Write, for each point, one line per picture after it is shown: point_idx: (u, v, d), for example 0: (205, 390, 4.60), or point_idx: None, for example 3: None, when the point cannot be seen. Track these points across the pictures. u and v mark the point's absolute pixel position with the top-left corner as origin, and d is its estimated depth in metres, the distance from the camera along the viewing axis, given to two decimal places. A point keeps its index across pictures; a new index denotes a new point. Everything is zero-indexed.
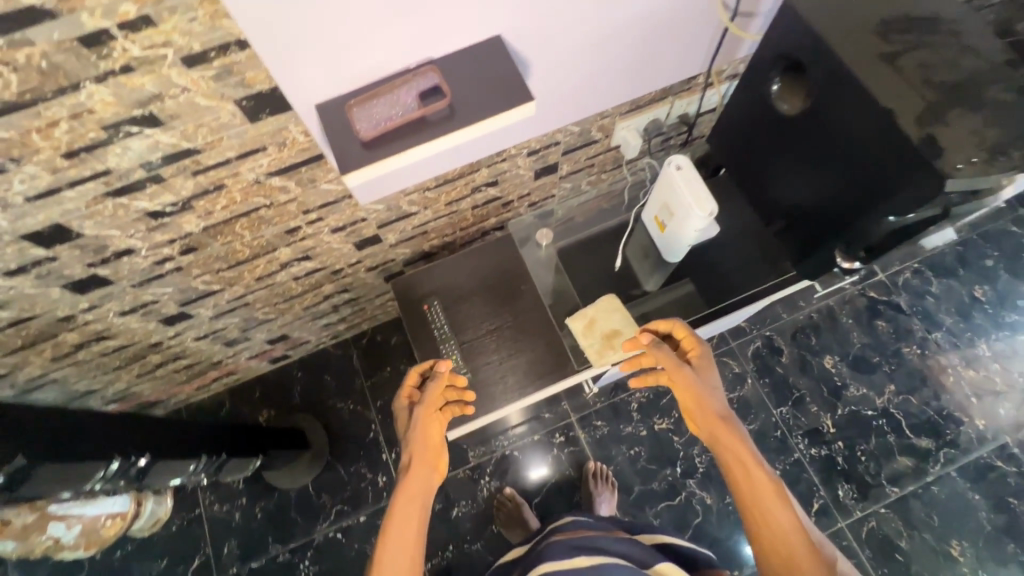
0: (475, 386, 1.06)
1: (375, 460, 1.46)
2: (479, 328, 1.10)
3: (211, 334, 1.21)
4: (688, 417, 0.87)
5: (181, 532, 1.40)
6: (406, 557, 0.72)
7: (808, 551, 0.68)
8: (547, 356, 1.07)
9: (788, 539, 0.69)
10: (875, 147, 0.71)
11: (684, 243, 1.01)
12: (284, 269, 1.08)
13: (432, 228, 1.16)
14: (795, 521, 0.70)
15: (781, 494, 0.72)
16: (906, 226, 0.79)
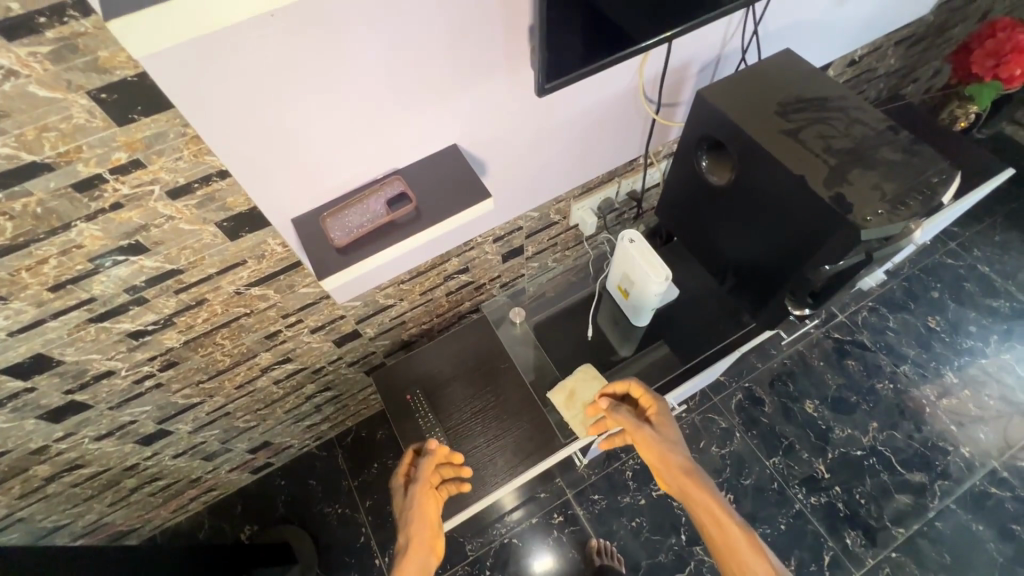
0: None
1: (368, 568, 1.38)
2: (464, 411, 1.11)
3: (190, 450, 1.18)
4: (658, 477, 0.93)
5: None
6: None
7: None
8: (534, 432, 1.08)
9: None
10: (799, 207, 0.80)
11: (648, 307, 1.08)
12: (265, 373, 1.09)
13: (410, 317, 1.20)
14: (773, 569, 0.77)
15: (754, 542, 0.79)
16: (841, 271, 0.87)
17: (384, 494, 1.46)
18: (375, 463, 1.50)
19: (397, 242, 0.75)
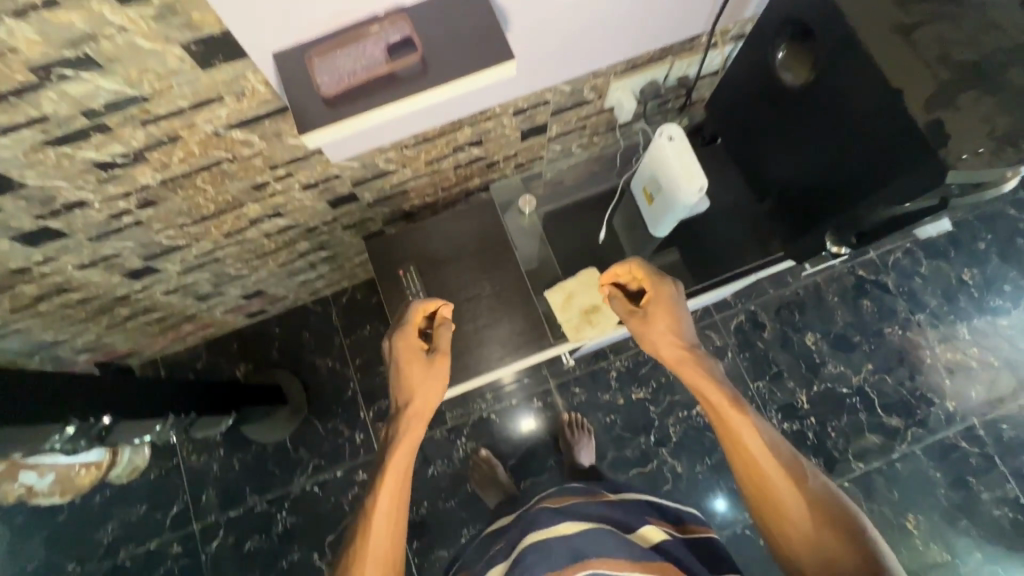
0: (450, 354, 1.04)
1: (353, 417, 1.46)
2: (456, 295, 1.06)
3: (181, 289, 1.17)
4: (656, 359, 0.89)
5: (160, 480, 1.42)
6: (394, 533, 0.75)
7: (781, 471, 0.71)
8: (526, 327, 1.05)
9: (759, 461, 0.72)
10: (894, 128, 0.66)
11: (670, 219, 0.97)
12: (254, 225, 1.03)
13: (413, 187, 1.11)
14: (764, 444, 0.73)
15: (748, 421, 0.75)
16: (903, 215, 0.77)
17: (374, 357, 1.50)
18: (367, 325, 1.52)
19: (396, 101, 0.64)
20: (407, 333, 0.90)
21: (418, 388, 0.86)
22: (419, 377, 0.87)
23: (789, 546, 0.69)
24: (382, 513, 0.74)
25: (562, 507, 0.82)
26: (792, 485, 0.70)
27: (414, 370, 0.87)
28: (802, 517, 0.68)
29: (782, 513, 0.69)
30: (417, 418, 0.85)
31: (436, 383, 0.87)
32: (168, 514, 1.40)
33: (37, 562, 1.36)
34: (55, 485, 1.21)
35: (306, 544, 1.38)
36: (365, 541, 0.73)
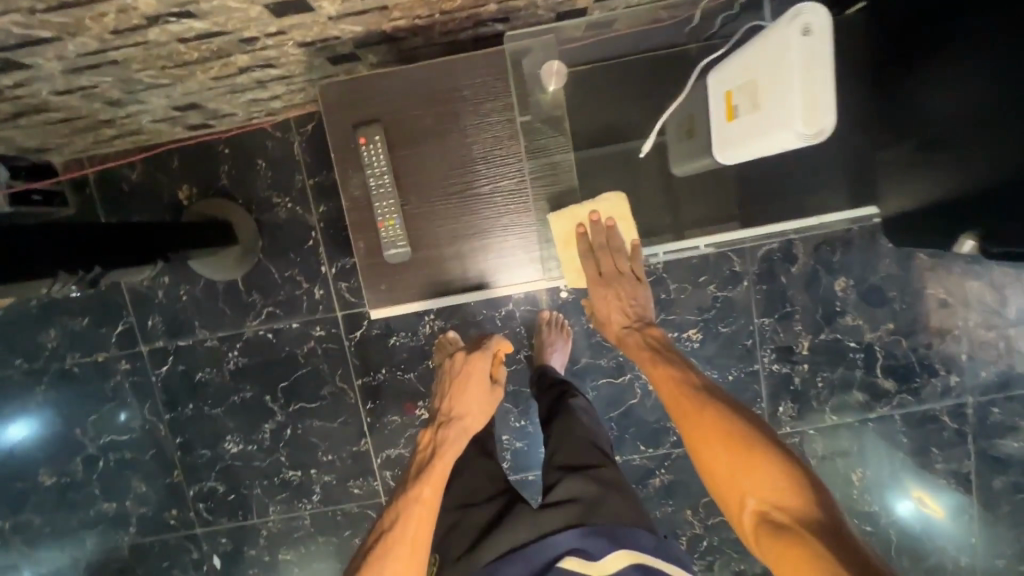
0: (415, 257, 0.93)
1: (312, 270, 1.30)
2: (429, 184, 0.91)
3: (78, 90, 0.88)
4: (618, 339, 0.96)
5: (103, 295, 1.32)
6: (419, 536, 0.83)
7: (710, 406, 0.76)
8: (505, 236, 0.94)
9: (689, 402, 0.78)
10: None
11: (737, 153, 0.64)
12: (157, 27, 0.71)
13: (396, 4, 0.76)
14: (693, 389, 0.79)
15: (682, 376, 0.82)
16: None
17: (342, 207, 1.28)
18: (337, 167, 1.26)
19: None
20: (484, 363, 1.04)
21: (472, 406, 1.01)
22: (475, 396, 1.01)
23: (717, 466, 0.70)
24: (425, 502, 0.86)
25: None
26: (719, 413, 0.74)
27: (471, 389, 1.01)
28: (725, 432, 0.71)
29: (704, 436, 0.73)
30: (464, 432, 0.98)
31: (487, 409, 1.02)
32: (114, 330, 1.34)
33: None
34: None
35: (258, 384, 1.35)
36: (403, 523, 0.83)
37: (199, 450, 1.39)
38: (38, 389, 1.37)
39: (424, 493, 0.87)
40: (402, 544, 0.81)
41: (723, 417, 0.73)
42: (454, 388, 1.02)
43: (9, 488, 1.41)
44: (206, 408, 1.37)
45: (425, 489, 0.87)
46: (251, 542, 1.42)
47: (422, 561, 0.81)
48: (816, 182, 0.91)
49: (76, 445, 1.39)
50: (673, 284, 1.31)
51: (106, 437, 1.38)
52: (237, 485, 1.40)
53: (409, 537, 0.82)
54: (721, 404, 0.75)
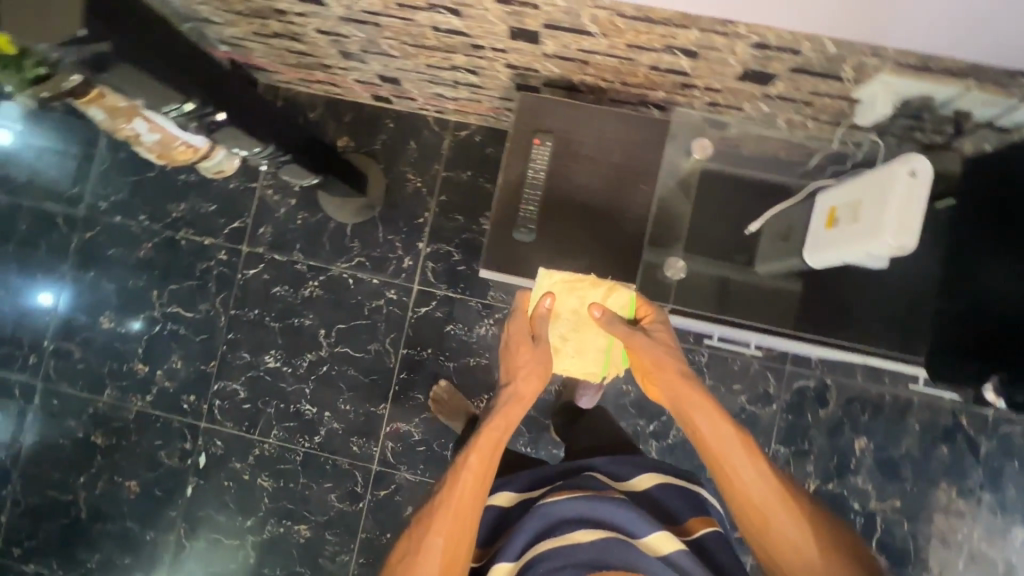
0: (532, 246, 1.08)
1: (412, 243, 1.48)
2: (570, 196, 1.08)
3: (333, 35, 1.13)
4: (650, 376, 0.94)
5: (235, 193, 1.52)
6: (467, 507, 0.82)
7: (773, 493, 0.78)
8: (614, 260, 1.08)
9: (754, 489, 0.78)
10: None
11: (828, 254, 0.79)
12: (429, 12, 0.95)
13: (597, 62, 1.00)
14: (758, 464, 0.80)
15: (745, 449, 0.81)
16: None
17: (458, 203, 1.48)
18: (470, 171, 1.48)
19: None
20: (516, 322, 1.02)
21: (524, 371, 0.98)
22: (530, 363, 0.98)
23: (778, 552, 0.76)
24: (474, 470, 0.84)
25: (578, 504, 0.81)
26: (782, 504, 0.78)
27: (519, 355, 0.99)
28: (790, 527, 0.76)
29: (770, 527, 0.77)
30: (517, 400, 0.95)
31: (542, 372, 0.98)
32: (229, 225, 1.52)
33: (122, 196, 1.55)
34: (155, 146, 1.26)
35: (320, 317, 1.49)
36: (451, 494, 0.82)
37: (242, 353, 1.50)
38: (143, 246, 1.54)
39: (471, 461, 0.85)
40: (449, 512, 0.81)
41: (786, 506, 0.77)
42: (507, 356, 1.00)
43: (71, 318, 1.54)
44: (267, 319, 1.50)
45: (472, 456, 0.86)
46: (240, 456, 1.48)
47: (470, 524, 0.81)
48: (884, 322, 1.03)
49: (145, 304, 1.53)
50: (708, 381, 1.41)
51: (173, 308, 1.52)
52: (257, 397, 1.49)
53: (456, 509, 0.81)
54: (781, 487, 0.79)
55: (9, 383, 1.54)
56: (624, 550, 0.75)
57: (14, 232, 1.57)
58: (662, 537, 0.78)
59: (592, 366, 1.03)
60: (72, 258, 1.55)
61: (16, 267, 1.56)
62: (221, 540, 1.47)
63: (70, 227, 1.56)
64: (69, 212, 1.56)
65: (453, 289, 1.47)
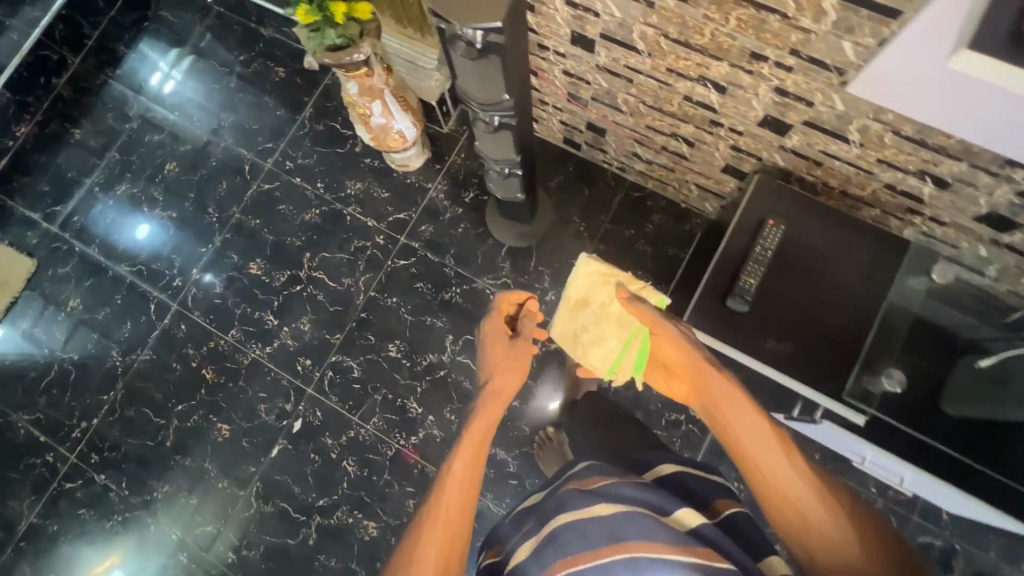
0: (739, 325, 0.95)
1: (559, 279, 1.52)
2: (791, 291, 0.94)
3: (575, 78, 1.23)
4: (677, 373, 0.94)
5: (409, 188, 1.62)
6: (459, 504, 0.86)
7: (811, 489, 0.73)
8: (818, 375, 0.92)
9: (790, 485, 0.74)
10: None
11: None
12: (693, 82, 1.03)
13: (831, 166, 1.04)
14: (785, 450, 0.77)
15: (776, 444, 0.78)
16: None
17: (613, 256, 1.52)
18: (632, 229, 1.53)
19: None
20: (494, 320, 1.14)
21: (501, 368, 1.09)
22: (509, 358, 1.10)
23: (812, 537, 0.70)
24: (460, 470, 0.90)
25: (597, 487, 0.84)
26: (822, 502, 0.72)
27: (501, 344, 1.12)
28: (833, 526, 0.70)
29: (810, 527, 0.71)
30: (497, 394, 1.06)
31: (517, 367, 1.10)
32: (395, 214, 1.61)
33: (309, 162, 1.67)
34: (376, 129, 1.35)
35: (452, 322, 1.52)
36: (439, 501, 0.86)
37: (367, 334, 1.53)
38: (311, 210, 1.63)
39: (454, 466, 0.90)
40: (439, 517, 0.84)
41: (829, 506, 0.72)
42: (486, 347, 1.13)
43: (224, 255, 1.62)
44: (401, 309, 1.54)
45: (456, 463, 0.91)
46: (334, 433, 1.48)
47: (465, 523, 0.84)
48: None
49: (295, 262, 1.60)
50: None
51: (319, 273, 1.58)
52: (368, 380, 1.50)
53: (446, 514, 0.84)
54: (822, 486, 0.74)
55: (146, 298, 1.61)
56: (633, 514, 0.76)
57: (203, 165, 1.70)
58: (687, 513, 0.82)
59: (601, 361, 1.29)
60: (244, 203, 1.66)
61: (194, 196, 1.68)
62: (289, 510, 1.44)
63: (253, 175, 1.68)
64: (256, 162, 1.68)
65: None
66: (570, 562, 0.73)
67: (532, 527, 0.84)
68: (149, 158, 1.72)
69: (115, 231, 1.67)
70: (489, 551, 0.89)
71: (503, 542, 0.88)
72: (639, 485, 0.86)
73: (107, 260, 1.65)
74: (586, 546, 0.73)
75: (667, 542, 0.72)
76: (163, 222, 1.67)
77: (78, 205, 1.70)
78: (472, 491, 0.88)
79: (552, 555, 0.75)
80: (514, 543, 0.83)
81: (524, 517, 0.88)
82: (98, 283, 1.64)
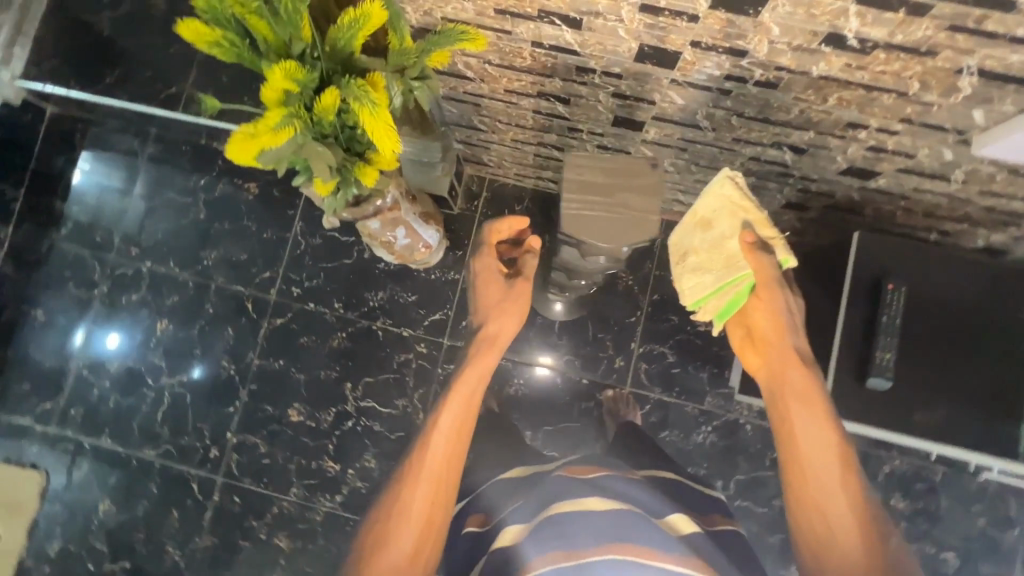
0: (885, 399, 0.90)
1: (622, 342, 1.43)
2: (923, 350, 0.91)
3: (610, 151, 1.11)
4: (757, 346, 0.90)
5: (436, 284, 1.48)
6: (443, 461, 0.82)
7: (853, 519, 0.74)
8: (974, 430, 0.90)
9: (836, 505, 0.75)
10: None
11: None
12: (766, 147, 0.92)
13: (918, 198, 0.97)
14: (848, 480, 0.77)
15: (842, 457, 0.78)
16: None
17: (670, 303, 1.44)
18: None
19: None
20: (487, 257, 1.03)
21: (501, 313, 1.00)
22: (506, 300, 1.00)
23: (825, 552, 0.73)
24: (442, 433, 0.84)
25: (589, 478, 0.78)
26: (861, 533, 0.73)
27: (496, 282, 1.02)
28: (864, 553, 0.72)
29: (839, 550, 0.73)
30: (491, 342, 0.97)
31: (512, 305, 1.00)
32: (429, 315, 1.47)
33: (317, 282, 1.50)
34: (400, 249, 1.19)
35: (525, 418, 1.42)
36: (425, 458, 0.82)
37: None
38: (337, 335, 1.48)
39: (442, 421, 0.85)
40: (425, 471, 0.80)
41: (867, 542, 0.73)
42: (481, 286, 1.02)
43: (257, 409, 1.47)
44: None
45: (444, 416, 0.86)
46: None
47: (446, 485, 0.80)
48: None
49: (337, 397, 1.46)
50: (945, 501, 1.33)
51: (367, 402, 1.45)
52: None
53: (430, 471, 0.81)
54: (865, 522, 0.75)
55: (185, 478, 1.45)
56: (633, 518, 0.70)
57: (199, 315, 1.51)
58: (681, 519, 0.76)
59: (688, 291, 0.96)
60: (259, 346, 1.49)
61: (200, 353, 1.50)
62: None
63: (260, 312, 1.50)
64: (259, 297, 1.50)
65: (667, 392, 1.42)
66: (574, 553, 0.65)
67: (528, 505, 0.77)
68: (134, 322, 1.52)
69: (124, 413, 1.49)
70: (475, 516, 0.84)
71: (494, 510, 0.83)
72: (632, 485, 0.81)
73: (126, 448, 1.47)
74: (593, 539, 0.66)
75: (676, 551, 0.67)
76: (175, 388, 1.49)
77: (110, 360, 1.51)
78: (459, 453, 0.84)
79: (553, 541, 0.67)
80: (509, 515, 0.78)
81: (523, 487, 0.85)
82: (125, 476, 1.46)
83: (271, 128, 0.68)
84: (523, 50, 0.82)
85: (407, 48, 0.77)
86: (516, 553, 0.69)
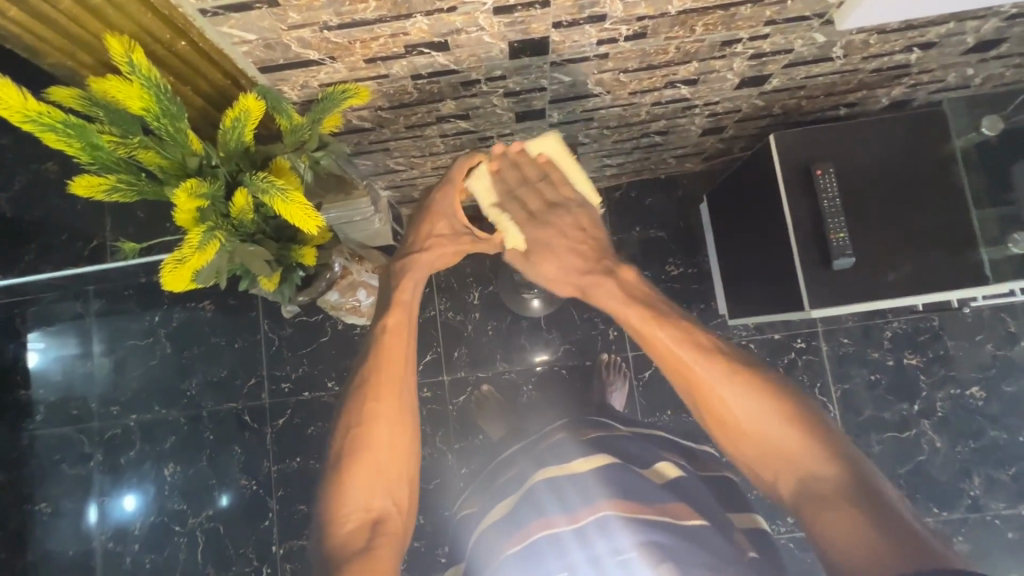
0: (855, 276, 0.95)
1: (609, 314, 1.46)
2: (868, 218, 0.96)
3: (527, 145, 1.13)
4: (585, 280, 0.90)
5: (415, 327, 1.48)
6: (388, 363, 0.75)
7: (736, 391, 0.71)
8: (942, 272, 0.95)
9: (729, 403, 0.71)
10: None
11: None
12: (661, 89, 0.96)
13: (813, 83, 1.02)
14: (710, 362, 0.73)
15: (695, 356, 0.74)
16: None
17: (640, 258, 1.40)
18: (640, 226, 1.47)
19: None
20: (450, 196, 0.86)
21: (440, 241, 0.87)
22: (453, 242, 0.88)
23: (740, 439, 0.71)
24: (392, 334, 0.77)
25: (589, 439, 0.78)
26: (760, 404, 0.70)
27: (450, 220, 0.87)
28: (782, 433, 0.68)
29: (745, 441, 0.70)
30: (425, 265, 0.86)
31: (456, 247, 0.87)
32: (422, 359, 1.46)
33: (303, 369, 1.49)
34: (369, 308, 1.17)
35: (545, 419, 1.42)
36: (375, 366, 0.75)
37: None
38: None
39: (389, 323, 0.78)
40: (377, 380, 0.74)
41: (788, 418, 0.68)
42: (426, 219, 0.86)
43: (293, 512, 1.45)
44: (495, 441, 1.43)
45: (389, 319, 0.78)
46: None
47: (401, 403, 0.74)
48: None
49: None
50: (952, 342, 1.38)
51: None
52: None
53: (385, 376, 0.75)
54: (749, 379, 0.72)
55: None
56: (616, 470, 0.69)
57: (201, 445, 1.48)
58: (669, 466, 0.75)
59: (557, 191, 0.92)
60: (271, 451, 1.47)
61: (217, 481, 1.47)
62: None
63: (259, 421, 1.48)
64: (253, 406, 1.49)
65: None
66: (525, 531, 0.68)
67: (516, 478, 0.78)
68: (141, 478, 1.48)
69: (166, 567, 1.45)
70: (472, 501, 0.86)
71: (480, 496, 0.84)
72: (632, 437, 0.81)
73: None
74: (555, 509, 0.68)
75: (625, 500, 0.66)
76: (206, 524, 1.46)
77: (132, 521, 1.47)
78: (408, 360, 0.77)
79: (513, 526, 0.70)
80: (502, 488, 0.79)
81: (505, 469, 0.85)
82: None
83: (196, 248, 0.68)
84: (407, 87, 0.84)
85: (299, 124, 0.76)
86: (494, 539, 0.72)
